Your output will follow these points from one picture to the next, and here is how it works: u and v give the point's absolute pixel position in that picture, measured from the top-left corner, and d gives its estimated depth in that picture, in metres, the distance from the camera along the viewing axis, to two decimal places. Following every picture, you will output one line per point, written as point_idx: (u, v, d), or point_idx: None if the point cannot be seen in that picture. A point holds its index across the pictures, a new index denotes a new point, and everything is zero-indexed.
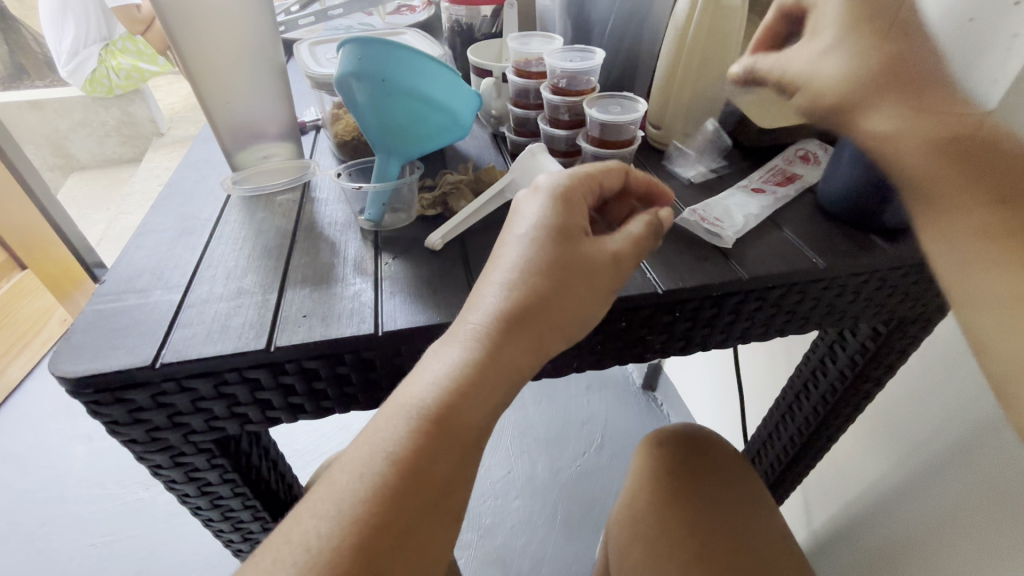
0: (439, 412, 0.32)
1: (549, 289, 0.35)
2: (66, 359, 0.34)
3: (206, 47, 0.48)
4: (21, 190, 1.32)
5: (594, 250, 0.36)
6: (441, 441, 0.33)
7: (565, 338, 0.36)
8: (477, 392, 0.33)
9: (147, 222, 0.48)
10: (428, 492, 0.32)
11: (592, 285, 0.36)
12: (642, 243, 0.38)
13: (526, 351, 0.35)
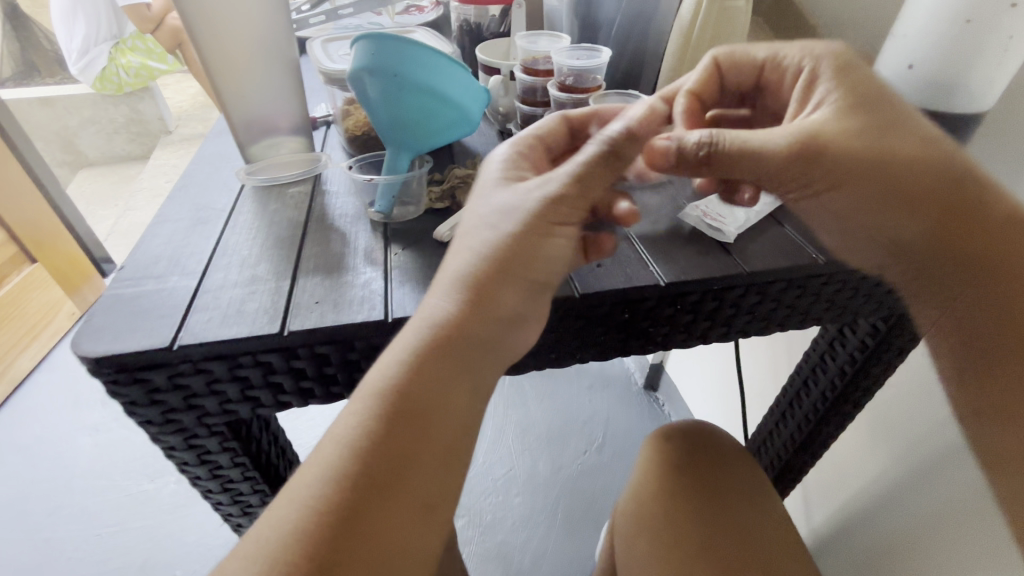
0: (396, 394, 0.34)
1: (492, 236, 0.37)
2: (88, 339, 0.36)
3: (224, 44, 0.50)
4: (32, 182, 1.34)
5: (534, 192, 0.37)
6: (402, 424, 0.33)
7: (522, 285, 0.36)
8: (431, 369, 0.34)
9: (163, 212, 0.49)
10: (386, 477, 0.32)
11: (530, 224, 0.36)
12: (585, 171, 0.37)
13: (477, 314, 0.35)
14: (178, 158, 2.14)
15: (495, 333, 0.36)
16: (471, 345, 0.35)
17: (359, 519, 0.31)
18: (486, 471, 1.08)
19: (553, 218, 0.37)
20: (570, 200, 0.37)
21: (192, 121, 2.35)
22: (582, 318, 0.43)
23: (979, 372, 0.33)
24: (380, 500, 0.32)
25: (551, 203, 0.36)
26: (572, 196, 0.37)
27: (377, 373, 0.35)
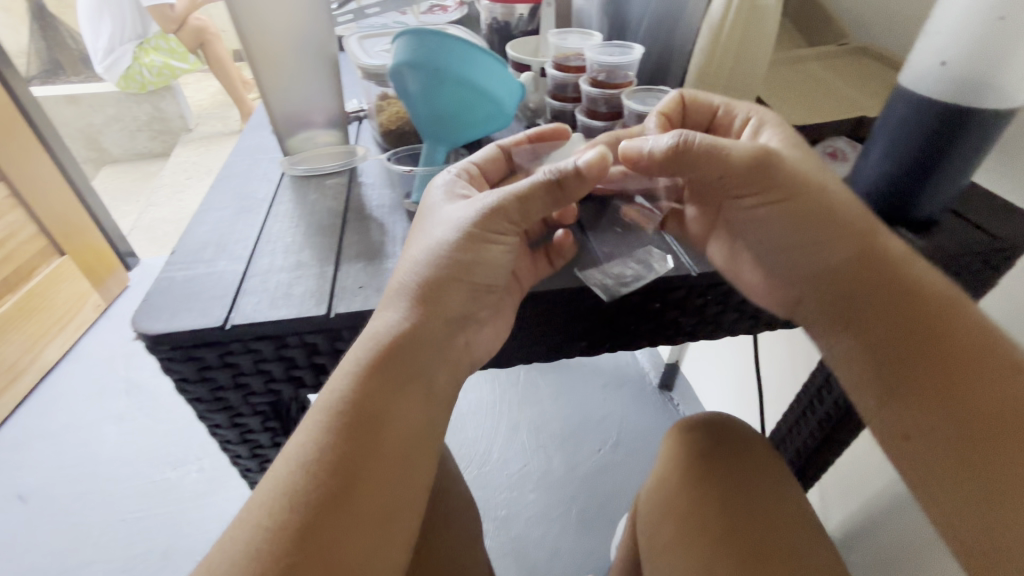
0: (343, 412, 0.36)
1: (430, 255, 0.39)
2: (146, 318, 0.38)
3: (269, 40, 0.52)
4: (61, 177, 1.38)
5: (466, 212, 0.40)
6: (359, 438, 0.36)
7: (459, 293, 0.40)
8: (372, 387, 0.37)
9: (207, 201, 0.51)
10: (345, 492, 0.34)
11: (467, 236, 0.39)
12: (528, 195, 0.39)
13: (417, 334, 0.38)
14: (198, 155, 2.16)
15: (430, 352, 0.39)
16: (411, 365, 0.38)
17: (309, 535, 0.33)
18: (501, 466, 1.09)
19: (498, 227, 0.40)
20: (507, 214, 0.40)
21: (211, 119, 2.39)
22: (615, 309, 0.44)
23: (894, 370, 0.40)
24: (340, 513, 0.34)
25: (485, 219, 0.39)
26: (513, 211, 0.39)
27: (327, 391, 0.37)
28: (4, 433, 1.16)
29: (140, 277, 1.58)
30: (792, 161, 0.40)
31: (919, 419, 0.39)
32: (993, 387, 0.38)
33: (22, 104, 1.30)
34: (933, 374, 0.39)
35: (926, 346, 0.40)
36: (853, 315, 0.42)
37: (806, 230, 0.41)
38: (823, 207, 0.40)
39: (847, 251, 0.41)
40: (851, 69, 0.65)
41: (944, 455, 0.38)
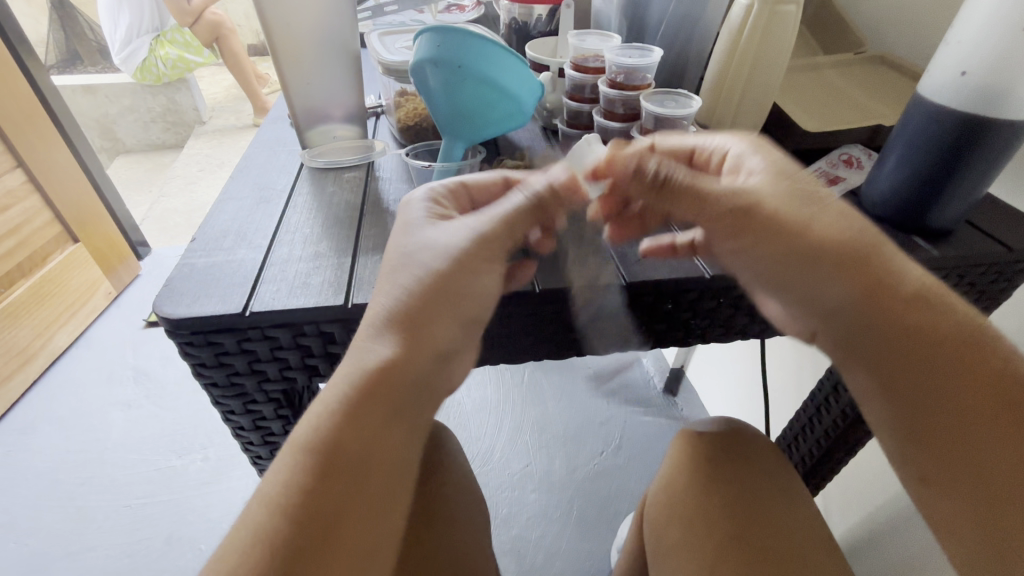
0: (324, 449, 0.35)
1: (417, 282, 0.38)
2: (167, 302, 0.38)
3: (293, 34, 0.53)
4: (76, 164, 1.39)
5: (467, 233, 0.40)
6: (333, 475, 0.35)
7: (454, 327, 0.39)
8: (360, 423, 0.35)
9: (227, 190, 0.52)
10: (322, 530, 0.33)
11: (468, 257, 0.39)
12: (513, 217, 0.41)
13: (408, 372, 0.36)
14: (210, 148, 2.17)
15: (425, 392, 0.38)
16: (401, 402, 0.36)
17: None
18: (502, 466, 1.10)
19: (490, 252, 0.40)
20: (496, 238, 0.41)
21: (225, 112, 2.41)
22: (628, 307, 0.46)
23: (920, 409, 0.39)
24: (319, 549, 0.33)
25: (484, 239, 0.40)
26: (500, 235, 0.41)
27: (306, 429, 0.36)
28: (13, 415, 1.18)
29: (150, 266, 1.60)
30: (774, 202, 0.39)
31: (932, 463, 0.38)
32: (1007, 436, 0.37)
33: (41, 90, 1.31)
34: (946, 421, 0.38)
35: (942, 393, 0.38)
36: (861, 352, 0.40)
37: (796, 277, 0.40)
38: (804, 251, 0.39)
39: (843, 290, 0.39)
40: (868, 79, 0.66)
41: (955, 499, 0.38)
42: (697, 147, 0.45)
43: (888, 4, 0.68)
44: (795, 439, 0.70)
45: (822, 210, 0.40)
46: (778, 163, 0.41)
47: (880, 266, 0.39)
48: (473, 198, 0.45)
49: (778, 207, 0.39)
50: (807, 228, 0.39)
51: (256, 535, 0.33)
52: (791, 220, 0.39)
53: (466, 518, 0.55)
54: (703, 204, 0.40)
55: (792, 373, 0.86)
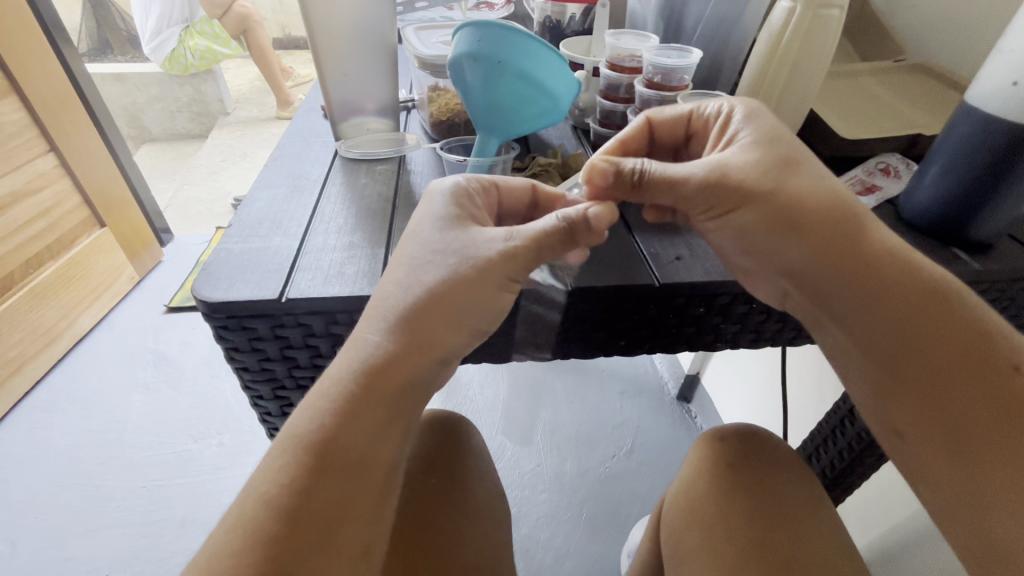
0: (321, 447, 0.35)
1: (422, 288, 0.38)
2: (205, 286, 0.39)
3: (333, 26, 0.54)
4: (105, 150, 1.42)
5: (497, 244, 0.39)
6: (322, 474, 0.35)
7: (461, 336, 0.39)
8: (355, 416, 0.36)
9: (262, 178, 0.53)
10: (310, 526, 0.34)
11: (489, 271, 0.38)
12: (544, 243, 0.39)
13: (396, 370, 0.37)
14: (234, 139, 2.20)
15: (417, 390, 0.39)
16: (392, 401, 0.37)
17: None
18: (514, 465, 1.09)
19: (510, 270, 0.39)
20: (522, 260, 0.39)
21: (248, 104, 2.44)
22: (658, 311, 0.46)
23: (906, 383, 0.40)
24: (316, 545, 0.34)
25: (508, 258, 0.39)
26: (526, 258, 0.39)
27: (303, 426, 0.36)
28: (37, 393, 1.20)
29: (172, 253, 1.62)
30: (751, 177, 0.40)
31: (909, 418, 0.40)
32: (980, 385, 0.39)
33: (75, 77, 1.34)
34: (919, 371, 0.40)
35: (912, 345, 0.40)
36: (836, 312, 0.42)
37: (770, 239, 0.41)
38: (778, 213, 0.40)
39: (811, 249, 0.40)
40: (907, 87, 0.64)
41: (930, 452, 0.40)
42: (691, 111, 0.46)
43: (930, 12, 0.67)
44: (816, 451, 0.69)
45: (799, 175, 0.41)
46: (769, 127, 0.43)
47: (850, 223, 0.41)
48: (503, 202, 0.45)
49: (753, 180, 0.40)
50: (775, 196, 0.40)
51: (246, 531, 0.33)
52: (766, 182, 0.40)
53: (487, 515, 0.55)
54: (677, 188, 0.40)
55: (813, 385, 0.85)
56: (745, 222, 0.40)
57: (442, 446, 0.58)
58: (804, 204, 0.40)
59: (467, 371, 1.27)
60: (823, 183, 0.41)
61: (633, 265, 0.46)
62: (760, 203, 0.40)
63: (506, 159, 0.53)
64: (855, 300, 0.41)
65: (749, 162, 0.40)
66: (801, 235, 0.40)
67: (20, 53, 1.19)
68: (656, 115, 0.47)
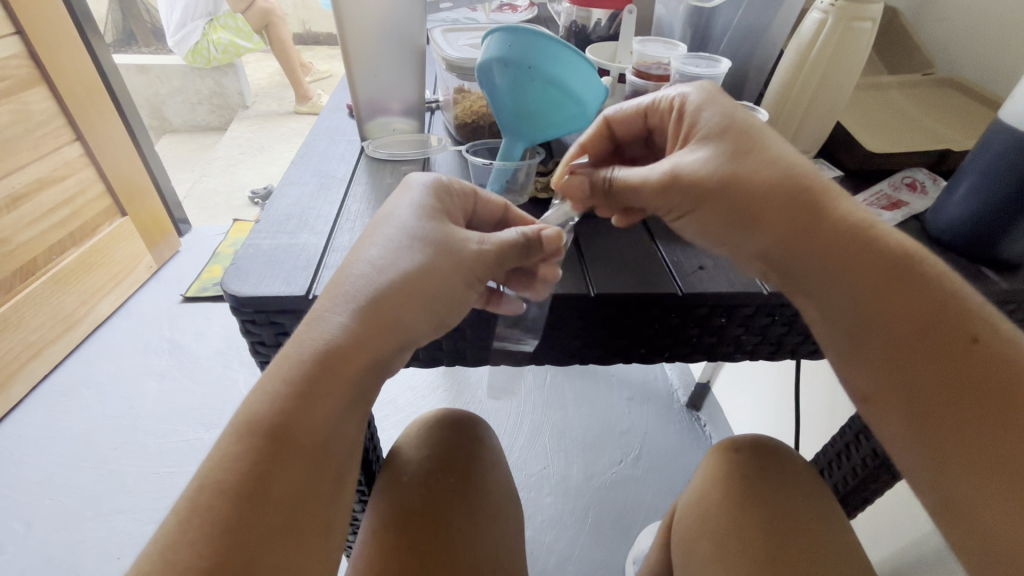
0: (273, 430, 0.37)
1: (390, 275, 0.40)
2: (234, 280, 0.41)
3: (365, 26, 0.55)
4: (129, 141, 1.44)
5: (472, 243, 0.42)
6: (270, 455, 0.36)
7: (427, 322, 0.41)
8: (308, 404, 0.38)
9: (289, 175, 0.54)
10: (266, 514, 0.36)
11: (457, 266, 0.41)
12: (508, 248, 0.43)
13: (358, 347, 0.39)
14: (252, 132, 2.22)
15: (379, 372, 0.40)
16: (353, 381, 0.39)
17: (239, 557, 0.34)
18: (521, 465, 1.10)
19: (478, 270, 0.42)
20: (489, 261, 0.43)
21: (267, 98, 2.46)
22: (679, 319, 0.46)
23: (867, 353, 0.40)
24: (275, 527, 0.36)
25: (481, 257, 0.42)
26: (495, 259, 0.43)
27: (261, 401, 0.38)
28: (55, 377, 1.23)
29: (189, 243, 1.64)
30: (703, 174, 0.41)
31: (874, 384, 0.40)
32: (938, 350, 0.39)
33: (103, 67, 1.37)
34: (886, 349, 0.40)
35: (879, 322, 0.40)
36: (802, 288, 0.42)
37: (729, 229, 0.42)
38: (734, 204, 0.41)
39: (770, 238, 0.41)
40: (936, 101, 0.63)
41: (894, 417, 0.40)
42: (646, 106, 0.48)
43: (961, 24, 0.66)
44: (828, 465, 0.68)
45: (752, 158, 0.41)
46: (727, 113, 0.42)
47: (809, 198, 0.41)
48: (477, 208, 0.48)
49: (709, 177, 0.41)
50: (729, 187, 0.40)
51: (217, 521, 0.35)
52: (716, 172, 0.41)
53: (499, 516, 0.55)
54: (634, 191, 0.43)
55: (826, 399, 0.84)
56: (704, 215, 0.42)
57: (457, 445, 0.58)
58: (759, 190, 0.40)
59: (476, 371, 1.27)
60: (777, 162, 0.41)
61: (655, 271, 0.46)
62: (716, 196, 0.41)
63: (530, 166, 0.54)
64: (822, 280, 0.41)
65: (703, 153, 0.41)
66: (760, 224, 0.41)
67: (50, 43, 1.21)
68: (613, 114, 0.49)
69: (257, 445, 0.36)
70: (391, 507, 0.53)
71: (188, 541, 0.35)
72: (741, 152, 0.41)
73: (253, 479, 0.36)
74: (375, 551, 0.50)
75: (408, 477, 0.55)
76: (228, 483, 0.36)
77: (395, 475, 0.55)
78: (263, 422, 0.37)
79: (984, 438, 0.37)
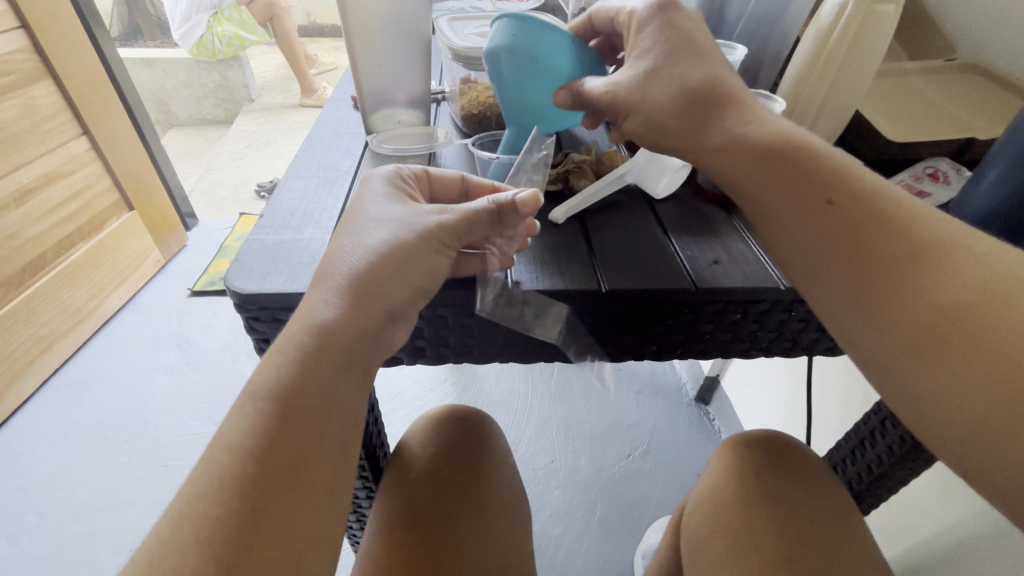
0: (284, 400, 0.37)
1: (367, 251, 0.40)
2: (237, 277, 0.40)
3: (370, 17, 0.54)
4: (136, 135, 1.44)
5: (432, 216, 0.42)
6: (282, 420, 0.36)
7: (404, 290, 0.40)
8: (312, 374, 0.37)
9: (293, 168, 0.53)
10: (274, 480, 0.35)
11: (423, 236, 0.41)
12: (474, 216, 0.42)
13: (351, 331, 0.39)
14: (258, 125, 2.22)
15: (370, 346, 0.40)
16: (348, 357, 0.39)
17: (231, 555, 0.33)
18: (529, 459, 1.09)
19: (444, 237, 0.41)
20: (456, 230, 0.42)
21: (273, 91, 2.45)
22: (693, 315, 0.44)
23: (828, 266, 0.37)
24: (283, 491, 0.35)
25: (443, 226, 0.41)
26: (460, 230, 0.41)
27: (262, 386, 0.37)
28: (67, 370, 1.23)
29: (196, 237, 1.64)
30: (638, 83, 0.43)
31: (839, 299, 0.36)
32: (906, 254, 0.35)
33: (108, 61, 1.36)
34: (806, 265, 0.38)
35: (795, 238, 0.38)
36: (748, 197, 0.40)
37: (671, 139, 0.43)
38: (669, 111, 0.42)
39: (706, 148, 0.41)
40: (959, 89, 0.61)
41: (872, 336, 0.35)
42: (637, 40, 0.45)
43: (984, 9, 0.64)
44: (842, 461, 0.66)
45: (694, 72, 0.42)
46: (675, 29, 0.44)
47: (727, 110, 0.41)
48: (435, 188, 0.48)
49: (639, 82, 0.43)
50: (652, 100, 0.43)
51: (222, 484, 0.35)
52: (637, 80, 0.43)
53: (506, 514, 0.54)
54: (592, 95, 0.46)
55: (839, 393, 0.82)
56: (639, 122, 0.44)
57: (464, 443, 0.57)
58: (694, 89, 0.42)
59: (483, 365, 1.27)
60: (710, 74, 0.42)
61: (669, 265, 0.45)
62: (648, 98, 0.43)
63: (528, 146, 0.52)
64: (769, 186, 0.39)
65: (636, 65, 0.44)
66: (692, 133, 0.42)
67: (56, 38, 1.21)
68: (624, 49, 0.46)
69: (268, 412, 0.36)
70: (398, 504, 0.52)
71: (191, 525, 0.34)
72: (675, 64, 0.42)
73: (263, 445, 0.36)
74: (381, 550, 0.49)
75: (415, 474, 0.54)
76: (237, 468, 0.35)
77: (402, 472, 0.55)
78: (268, 395, 0.37)
79: (979, 345, 0.31)
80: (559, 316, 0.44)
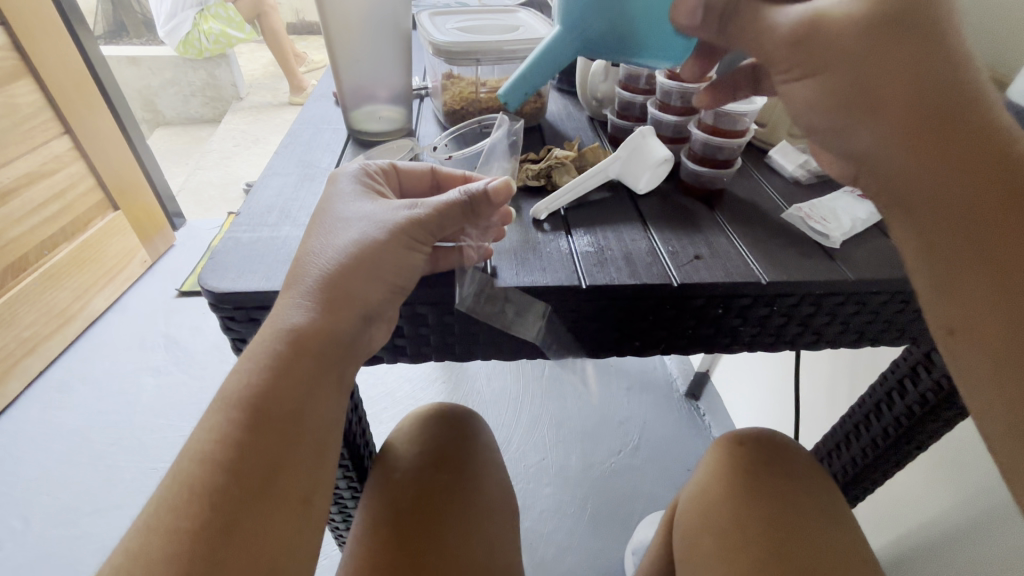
0: (255, 403, 0.37)
1: (338, 253, 0.39)
2: (212, 276, 0.39)
3: (349, 12, 0.53)
4: (119, 134, 1.42)
5: (402, 212, 0.41)
6: (251, 426, 0.36)
7: (378, 289, 0.39)
8: (283, 376, 0.37)
9: (272, 165, 0.53)
10: (246, 485, 0.35)
11: (394, 234, 0.40)
12: (445, 209, 0.41)
13: (324, 331, 0.39)
14: (246, 124, 2.20)
15: (345, 346, 0.40)
16: (320, 360, 0.39)
17: (207, 558, 0.33)
18: (519, 458, 1.09)
19: (417, 233, 0.41)
20: (428, 225, 0.41)
21: (262, 89, 2.43)
22: (673, 312, 0.44)
23: (965, 275, 0.35)
24: (255, 499, 0.35)
25: (413, 221, 0.41)
26: (431, 224, 0.41)
27: (235, 388, 0.37)
28: (51, 373, 1.22)
29: (184, 237, 1.62)
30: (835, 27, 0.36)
31: (968, 311, 0.35)
32: None
33: (90, 59, 1.34)
34: (964, 276, 0.35)
35: (959, 239, 0.35)
36: (904, 184, 0.37)
37: (838, 109, 0.38)
38: (857, 73, 0.36)
39: (881, 125, 0.36)
40: None
41: (984, 352, 0.34)
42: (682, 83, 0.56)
43: None
44: (828, 455, 0.67)
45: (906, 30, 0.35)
46: None
47: (939, 76, 0.35)
48: (405, 182, 0.47)
49: (846, 27, 0.36)
50: (835, 59, 0.37)
51: (194, 492, 0.34)
52: (867, 20, 0.35)
53: (492, 512, 0.54)
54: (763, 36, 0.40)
55: (825, 387, 0.83)
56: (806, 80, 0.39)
57: (449, 441, 0.57)
58: (904, 43, 0.35)
59: (473, 363, 1.26)
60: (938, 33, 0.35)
61: (650, 261, 0.44)
62: (835, 51, 0.37)
63: (502, 130, 0.53)
64: (933, 176, 0.35)
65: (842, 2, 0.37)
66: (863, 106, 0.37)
67: (36, 34, 1.18)
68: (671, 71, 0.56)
69: (239, 416, 0.36)
70: (380, 505, 0.51)
71: (162, 530, 0.33)
72: (889, 18, 0.35)
73: (235, 450, 0.35)
74: (366, 550, 0.48)
75: (400, 474, 0.54)
76: (211, 473, 0.35)
77: (387, 470, 0.54)
78: (240, 398, 0.37)
79: None
80: (540, 314, 0.44)
